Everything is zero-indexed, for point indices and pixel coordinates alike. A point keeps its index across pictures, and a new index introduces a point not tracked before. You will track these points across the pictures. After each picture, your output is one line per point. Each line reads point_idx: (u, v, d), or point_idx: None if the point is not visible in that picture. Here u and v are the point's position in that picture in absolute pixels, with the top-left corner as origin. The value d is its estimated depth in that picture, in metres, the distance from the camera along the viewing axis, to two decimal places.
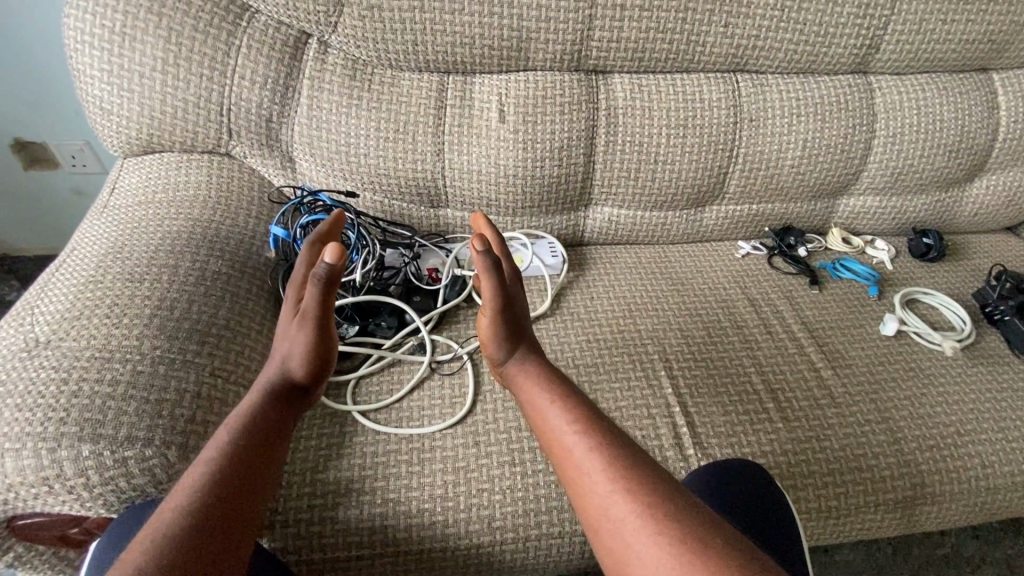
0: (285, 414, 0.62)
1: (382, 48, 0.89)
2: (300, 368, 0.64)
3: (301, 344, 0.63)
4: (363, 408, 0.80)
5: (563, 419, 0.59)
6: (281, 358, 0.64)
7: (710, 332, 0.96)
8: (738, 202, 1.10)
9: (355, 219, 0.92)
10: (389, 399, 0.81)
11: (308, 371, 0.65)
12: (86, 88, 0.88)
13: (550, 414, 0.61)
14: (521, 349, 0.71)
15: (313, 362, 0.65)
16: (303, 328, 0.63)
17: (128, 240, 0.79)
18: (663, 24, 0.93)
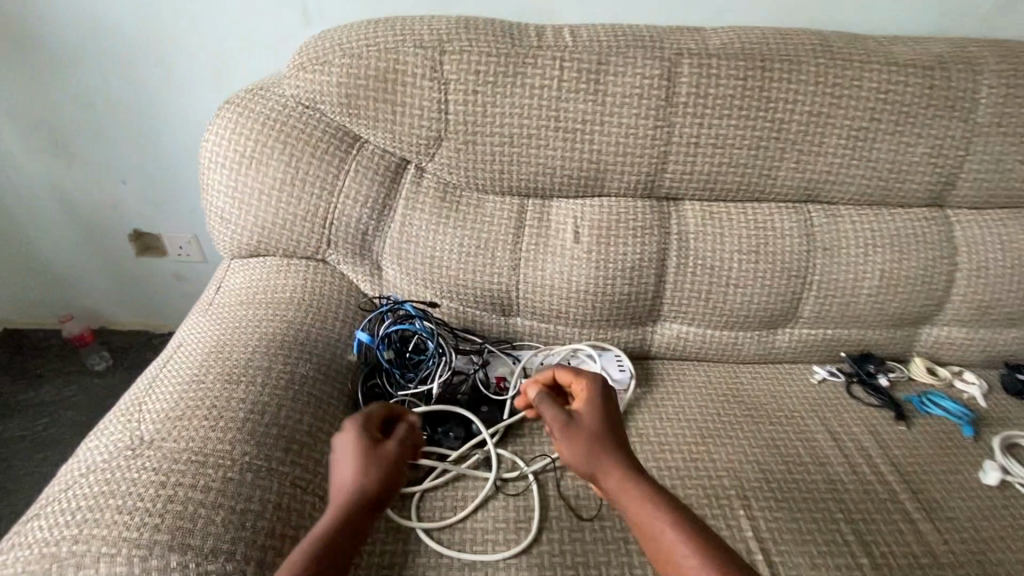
0: (348, 530, 0.55)
1: (472, 174, 0.98)
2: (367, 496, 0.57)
3: (371, 472, 0.58)
4: (426, 526, 0.78)
5: (684, 546, 0.55)
6: (345, 470, 0.58)
7: (791, 468, 0.91)
8: (812, 327, 1.08)
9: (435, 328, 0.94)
10: (453, 519, 0.79)
11: (373, 480, 0.58)
12: (212, 200, 1.00)
13: (673, 539, 0.56)
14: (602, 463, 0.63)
15: (377, 472, 0.58)
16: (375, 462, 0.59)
17: (229, 339, 0.86)
18: (736, 160, 0.98)
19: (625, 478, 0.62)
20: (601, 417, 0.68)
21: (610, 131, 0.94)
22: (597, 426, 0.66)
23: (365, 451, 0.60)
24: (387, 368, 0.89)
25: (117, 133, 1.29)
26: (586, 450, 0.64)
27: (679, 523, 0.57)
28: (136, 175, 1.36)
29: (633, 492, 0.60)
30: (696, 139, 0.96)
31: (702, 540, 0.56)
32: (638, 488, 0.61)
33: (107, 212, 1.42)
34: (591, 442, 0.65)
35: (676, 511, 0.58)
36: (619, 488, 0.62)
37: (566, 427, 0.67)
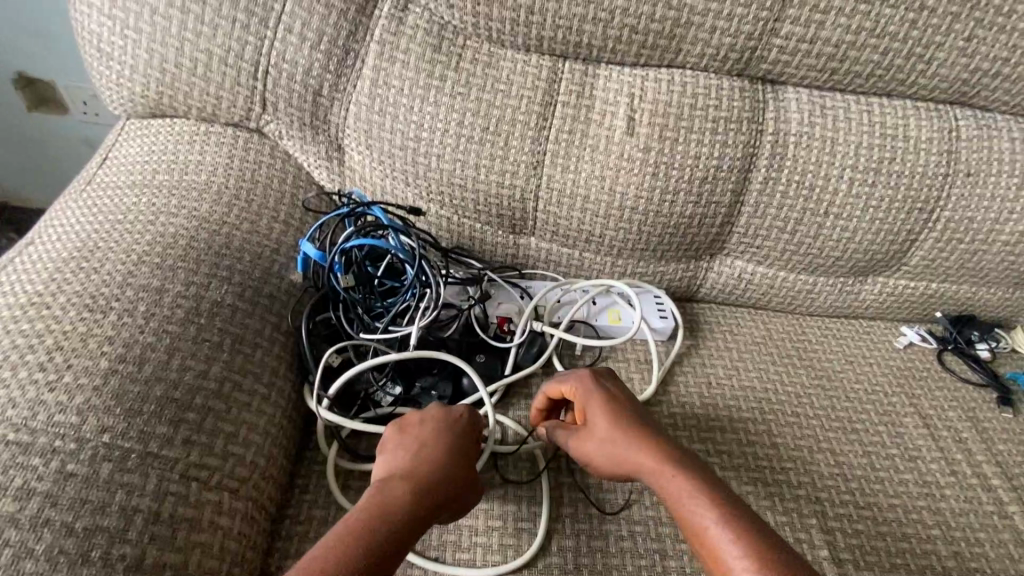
0: (410, 528, 0.45)
1: (484, 13, 0.64)
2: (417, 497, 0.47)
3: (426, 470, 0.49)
4: None
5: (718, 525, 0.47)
6: (434, 458, 0.50)
7: (873, 462, 0.69)
8: (915, 278, 0.82)
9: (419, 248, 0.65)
10: None
11: (458, 484, 0.50)
12: (83, 21, 0.65)
13: (705, 524, 0.47)
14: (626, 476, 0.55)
15: (464, 479, 0.51)
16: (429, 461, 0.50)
17: (103, 241, 0.57)
18: (883, 25, 0.65)
19: (648, 459, 0.53)
20: (609, 423, 0.57)
21: None
22: (617, 414, 0.57)
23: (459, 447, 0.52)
24: (346, 300, 0.62)
25: None
26: (604, 440, 0.56)
27: (713, 505, 0.48)
28: None
29: (658, 473, 0.52)
30: None
31: (741, 524, 0.47)
32: (663, 470, 0.52)
33: None
34: (608, 458, 0.56)
35: (709, 494, 0.49)
36: (641, 471, 0.53)
37: (580, 448, 0.58)
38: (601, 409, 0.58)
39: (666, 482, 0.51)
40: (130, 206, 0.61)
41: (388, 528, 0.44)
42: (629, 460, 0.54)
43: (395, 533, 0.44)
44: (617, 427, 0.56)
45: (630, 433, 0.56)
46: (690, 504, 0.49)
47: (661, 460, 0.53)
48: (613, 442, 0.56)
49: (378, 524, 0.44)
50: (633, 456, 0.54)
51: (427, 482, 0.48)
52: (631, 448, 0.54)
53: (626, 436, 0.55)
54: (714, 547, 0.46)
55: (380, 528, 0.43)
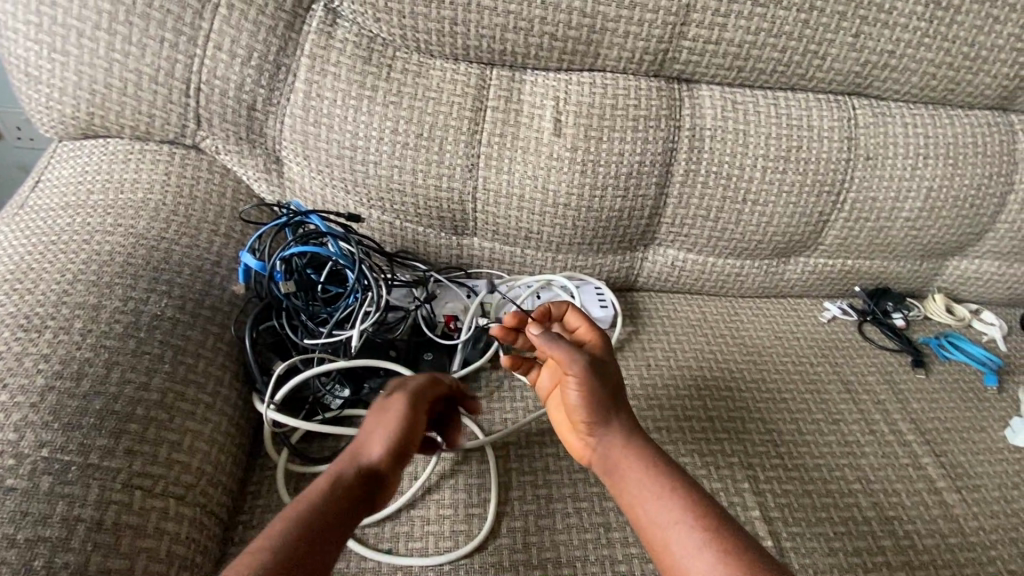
0: (345, 509, 0.46)
1: (410, 26, 0.67)
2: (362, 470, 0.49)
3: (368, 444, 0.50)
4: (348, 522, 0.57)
5: (668, 488, 0.52)
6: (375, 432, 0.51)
7: (801, 428, 0.75)
8: (832, 256, 0.88)
9: (359, 253, 0.68)
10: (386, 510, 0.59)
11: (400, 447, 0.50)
12: (7, 46, 0.65)
13: (655, 486, 0.52)
14: (608, 415, 0.56)
15: (409, 444, 0.51)
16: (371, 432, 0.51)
17: (37, 262, 0.57)
18: (779, 26, 0.70)
19: (628, 424, 0.57)
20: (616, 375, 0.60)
21: None
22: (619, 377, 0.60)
23: (389, 414, 0.51)
24: (289, 307, 0.64)
25: None
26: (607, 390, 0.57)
27: (668, 472, 0.54)
28: None
29: (632, 437, 0.56)
30: None
31: (684, 489, 0.52)
32: (635, 437, 0.57)
33: None
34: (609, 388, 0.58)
35: (663, 464, 0.55)
36: (625, 431, 0.57)
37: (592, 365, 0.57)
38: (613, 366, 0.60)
39: (633, 449, 0.55)
40: (65, 227, 0.61)
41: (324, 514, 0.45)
42: (621, 404, 0.58)
43: (336, 514, 0.46)
44: (616, 387, 0.59)
45: (622, 397, 0.58)
46: (651, 467, 0.54)
47: (637, 429, 0.57)
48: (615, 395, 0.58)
49: (311, 513, 0.45)
50: (621, 416, 0.57)
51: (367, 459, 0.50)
52: (621, 409, 0.57)
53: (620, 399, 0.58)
54: (660, 515, 0.51)
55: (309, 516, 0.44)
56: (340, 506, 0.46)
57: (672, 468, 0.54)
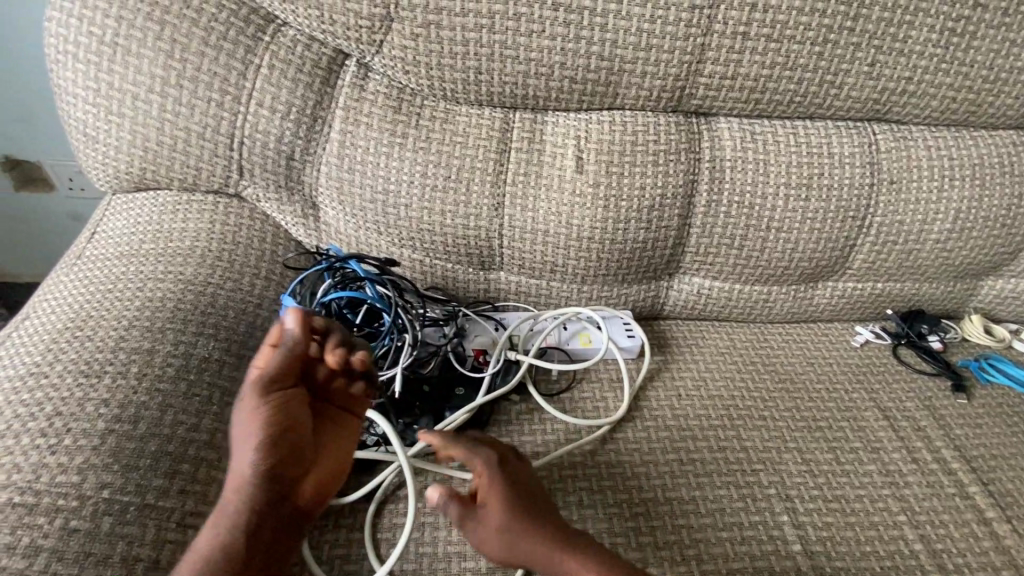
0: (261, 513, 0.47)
1: (438, 76, 0.70)
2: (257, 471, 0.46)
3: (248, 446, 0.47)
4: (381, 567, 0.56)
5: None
6: (249, 433, 0.47)
7: (839, 457, 0.73)
8: (861, 279, 0.88)
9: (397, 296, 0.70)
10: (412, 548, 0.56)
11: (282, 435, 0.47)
12: (69, 109, 0.70)
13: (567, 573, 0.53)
14: (519, 548, 0.54)
15: (283, 430, 0.48)
16: (246, 435, 0.47)
17: (94, 310, 0.61)
18: (793, 59, 0.72)
19: (531, 538, 0.54)
20: (507, 498, 0.55)
21: (630, 12, 0.68)
22: (507, 497, 0.55)
23: (247, 416, 0.47)
24: None
25: None
26: (504, 527, 0.54)
27: (574, 561, 0.53)
28: None
29: (537, 546, 0.54)
30: (743, 28, 0.70)
31: (593, 564, 0.53)
32: (539, 547, 0.54)
33: None
34: (507, 528, 0.54)
35: (570, 553, 0.54)
36: (525, 548, 0.54)
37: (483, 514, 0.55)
38: (500, 496, 0.55)
39: (553, 563, 0.53)
40: (119, 276, 0.65)
41: (229, 536, 0.45)
42: (523, 520, 0.54)
43: (253, 522, 0.46)
44: (511, 514, 0.54)
45: (518, 514, 0.55)
46: (561, 566, 0.53)
47: (540, 535, 0.54)
48: (511, 527, 0.54)
49: (224, 533, 0.45)
50: (520, 537, 0.54)
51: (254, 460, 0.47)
52: (523, 530, 0.54)
53: (520, 519, 0.54)
54: None
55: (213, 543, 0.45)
56: (249, 513, 0.46)
57: (578, 551, 0.54)
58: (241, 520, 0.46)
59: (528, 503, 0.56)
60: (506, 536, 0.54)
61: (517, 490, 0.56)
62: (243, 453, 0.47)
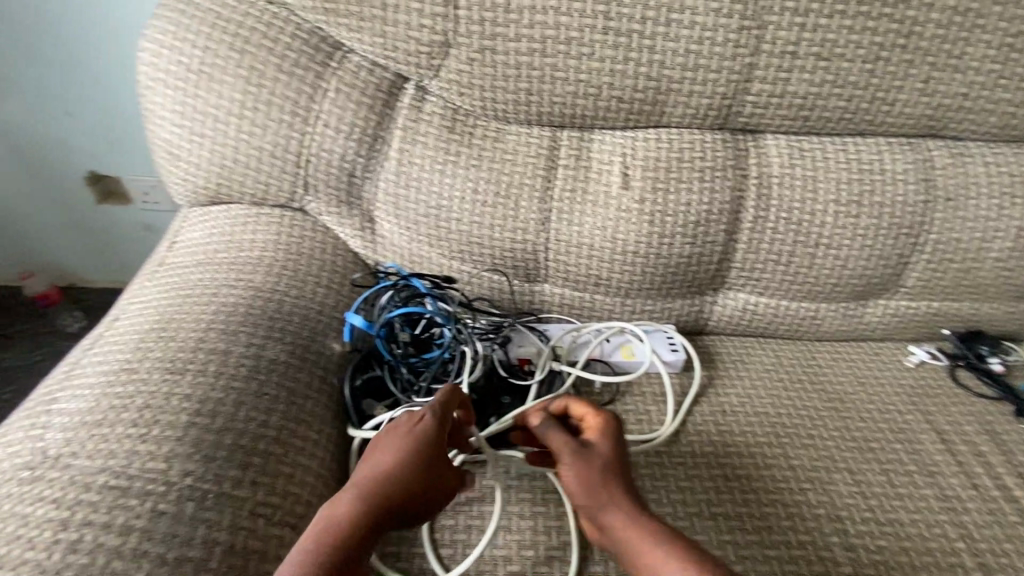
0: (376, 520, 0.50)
1: (491, 97, 0.74)
2: (395, 480, 0.52)
3: (402, 451, 0.54)
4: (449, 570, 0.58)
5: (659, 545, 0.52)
6: (410, 444, 0.54)
7: (892, 480, 0.71)
8: (915, 298, 0.85)
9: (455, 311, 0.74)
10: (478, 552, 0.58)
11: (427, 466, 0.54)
12: (157, 130, 0.77)
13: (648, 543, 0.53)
14: (606, 495, 0.56)
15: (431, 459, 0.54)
16: (410, 441, 0.55)
17: (177, 313, 0.66)
18: (843, 77, 0.72)
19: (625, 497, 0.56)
20: (613, 455, 0.60)
21: (678, 34, 0.70)
22: (614, 452, 0.60)
23: (415, 431, 0.55)
24: (383, 354, 0.70)
25: (49, 50, 1.07)
26: (602, 474, 0.58)
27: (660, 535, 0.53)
28: (82, 106, 1.14)
29: (629, 505, 0.56)
30: (792, 47, 0.71)
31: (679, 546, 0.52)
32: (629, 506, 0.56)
33: (53, 152, 1.20)
34: (604, 471, 0.58)
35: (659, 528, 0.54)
36: (613, 499, 0.56)
37: (581, 449, 0.60)
38: (608, 449, 0.60)
39: (638, 528, 0.54)
40: (197, 282, 0.71)
41: (346, 525, 0.48)
42: (619, 479, 0.58)
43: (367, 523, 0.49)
44: (613, 467, 0.59)
45: (619, 474, 0.58)
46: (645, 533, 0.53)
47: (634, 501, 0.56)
48: (607, 475, 0.58)
49: (342, 521, 0.48)
50: (615, 490, 0.57)
51: (397, 477, 0.52)
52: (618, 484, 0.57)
53: (620, 477, 0.58)
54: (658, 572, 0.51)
55: (343, 534, 0.48)
56: (368, 515, 0.49)
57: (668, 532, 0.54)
58: (355, 518, 0.49)
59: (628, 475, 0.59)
60: (597, 480, 0.57)
61: (621, 454, 0.60)
62: (391, 461, 0.53)
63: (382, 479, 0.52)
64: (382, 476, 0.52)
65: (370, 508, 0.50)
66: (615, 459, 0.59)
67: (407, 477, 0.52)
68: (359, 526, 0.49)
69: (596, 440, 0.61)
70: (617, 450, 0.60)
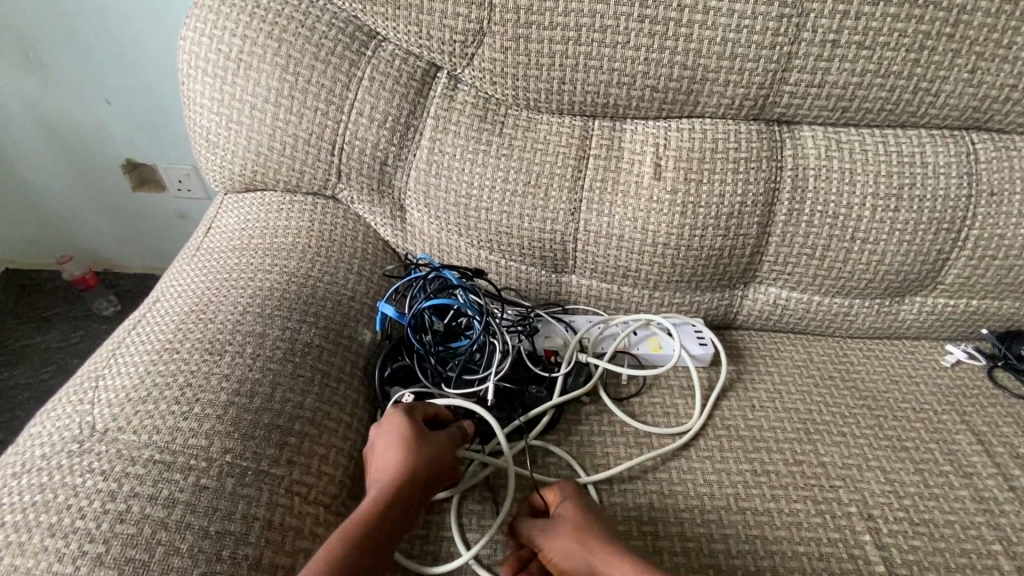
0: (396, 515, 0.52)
1: (523, 86, 0.74)
2: (404, 475, 0.54)
3: (406, 450, 0.56)
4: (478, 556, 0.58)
5: None
6: (410, 441, 0.56)
7: (927, 480, 0.70)
8: (954, 295, 0.83)
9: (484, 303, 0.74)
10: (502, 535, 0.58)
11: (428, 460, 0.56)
12: (195, 118, 0.79)
13: None
14: (590, 560, 0.54)
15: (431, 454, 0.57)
16: (410, 438, 0.56)
17: (215, 296, 0.68)
18: (886, 67, 0.71)
19: (608, 554, 0.54)
20: (582, 513, 0.57)
21: (715, 23, 0.69)
22: (580, 510, 0.58)
23: (411, 427, 0.57)
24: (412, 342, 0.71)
25: (90, 40, 1.09)
26: (578, 540, 0.55)
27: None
28: (119, 94, 1.16)
29: (615, 561, 0.53)
30: (833, 35, 0.69)
31: None
32: (616, 563, 0.53)
33: (92, 139, 1.23)
34: (578, 537, 0.55)
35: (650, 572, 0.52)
36: (599, 562, 0.54)
37: (547, 526, 0.57)
38: (574, 513, 0.58)
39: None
40: (234, 265, 0.72)
41: (370, 521, 0.51)
42: (595, 534, 0.55)
43: (389, 519, 0.52)
44: (584, 525, 0.56)
45: (594, 531, 0.56)
46: None
47: (618, 552, 0.54)
48: (583, 540, 0.55)
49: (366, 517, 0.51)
50: (597, 550, 0.54)
51: (407, 473, 0.54)
52: (596, 543, 0.55)
53: (597, 533, 0.56)
54: None
55: (367, 529, 0.50)
56: (389, 510, 0.52)
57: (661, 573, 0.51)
58: (377, 511, 0.51)
59: (603, 523, 0.57)
60: (577, 552, 0.55)
61: (588, 506, 0.58)
62: (395, 458, 0.55)
63: (392, 475, 0.54)
64: (392, 472, 0.54)
65: (388, 501, 0.52)
66: (584, 517, 0.57)
67: (412, 471, 0.55)
68: (381, 518, 0.51)
69: (559, 510, 0.58)
70: (581, 509, 0.58)
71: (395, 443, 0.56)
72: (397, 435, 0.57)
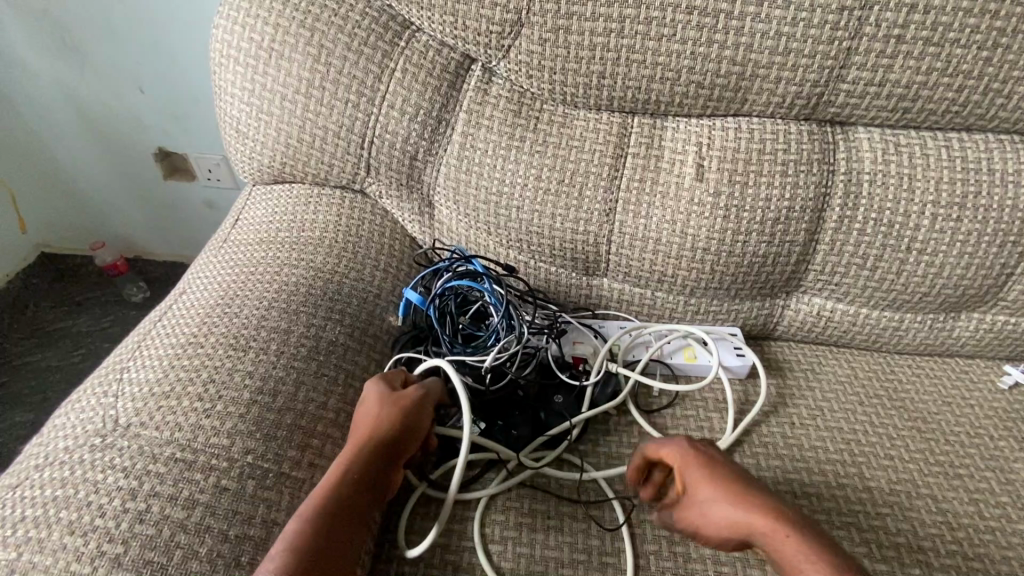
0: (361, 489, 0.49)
1: (560, 80, 0.71)
2: (369, 448, 0.51)
3: (373, 422, 0.53)
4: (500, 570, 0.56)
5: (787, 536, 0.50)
6: (376, 415, 0.54)
7: (982, 512, 0.65)
8: (1015, 313, 0.77)
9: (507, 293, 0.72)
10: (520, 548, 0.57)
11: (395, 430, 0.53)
12: (225, 107, 0.78)
13: (782, 534, 0.50)
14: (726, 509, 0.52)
15: (401, 426, 0.54)
16: (377, 410, 0.54)
17: (241, 290, 0.66)
18: (954, 65, 0.65)
19: (743, 504, 0.52)
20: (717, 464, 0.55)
21: (770, 15, 0.64)
22: (709, 462, 0.55)
23: (380, 400, 0.55)
24: (437, 333, 0.70)
25: (125, 26, 1.09)
26: (714, 493, 0.53)
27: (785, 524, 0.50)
28: (153, 83, 1.17)
29: (755, 508, 0.51)
30: (897, 31, 0.64)
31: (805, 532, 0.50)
32: (752, 510, 0.51)
33: (125, 125, 1.24)
34: (719, 487, 0.53)
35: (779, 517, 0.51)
36: (735, 511, 0.52)
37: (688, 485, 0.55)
38: (702, 466, 0.55)
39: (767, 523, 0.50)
40: (260, 258, 0.71)
41: (332, 493, 0.48)
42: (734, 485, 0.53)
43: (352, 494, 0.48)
44: (714, 477, 0.54)
45: (728, 480, 0.54)
46: (772, 527, 0.50)
47: (752, 500, 0.52)
48: (718, 487, 0.53)
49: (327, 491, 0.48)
50: (733, 499, 0.52)
51: (373, 445, 0.52)
52: (732, 490, 0.53)
53: (730, 485, 0.53)
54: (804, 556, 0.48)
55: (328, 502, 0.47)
56: (351, 481, 0.49)
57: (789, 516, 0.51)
58: (339, 486, 0.48)
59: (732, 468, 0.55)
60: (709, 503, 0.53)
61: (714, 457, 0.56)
62: (362, 432, 0.53)
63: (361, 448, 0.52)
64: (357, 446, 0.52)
65: (350, 474, 0.49)
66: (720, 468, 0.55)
67: (376, 443, 0.52)
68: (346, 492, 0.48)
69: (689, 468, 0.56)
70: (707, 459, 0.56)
71: (363, 417, 0.54)
72: (368, 409, 0.55)
